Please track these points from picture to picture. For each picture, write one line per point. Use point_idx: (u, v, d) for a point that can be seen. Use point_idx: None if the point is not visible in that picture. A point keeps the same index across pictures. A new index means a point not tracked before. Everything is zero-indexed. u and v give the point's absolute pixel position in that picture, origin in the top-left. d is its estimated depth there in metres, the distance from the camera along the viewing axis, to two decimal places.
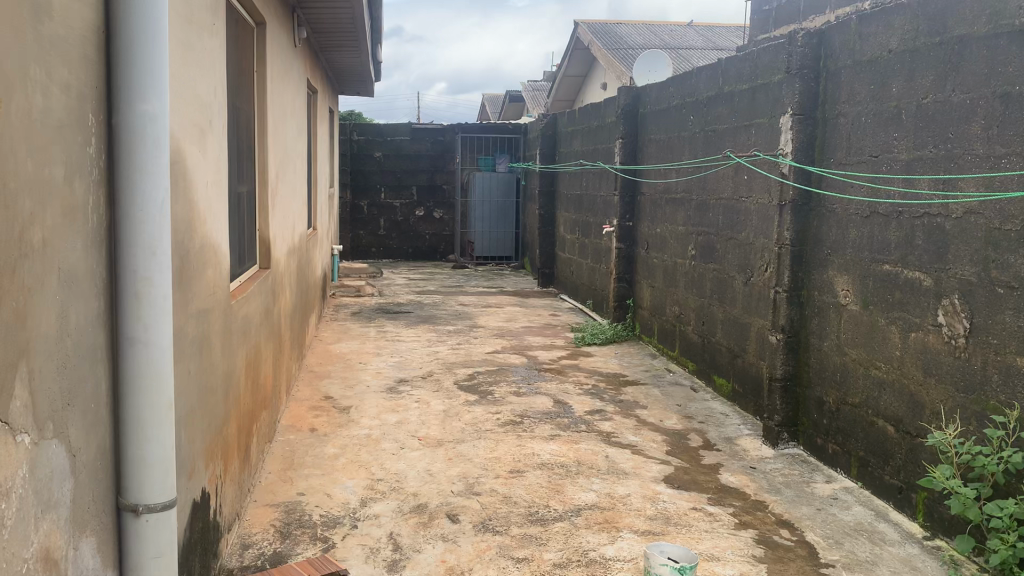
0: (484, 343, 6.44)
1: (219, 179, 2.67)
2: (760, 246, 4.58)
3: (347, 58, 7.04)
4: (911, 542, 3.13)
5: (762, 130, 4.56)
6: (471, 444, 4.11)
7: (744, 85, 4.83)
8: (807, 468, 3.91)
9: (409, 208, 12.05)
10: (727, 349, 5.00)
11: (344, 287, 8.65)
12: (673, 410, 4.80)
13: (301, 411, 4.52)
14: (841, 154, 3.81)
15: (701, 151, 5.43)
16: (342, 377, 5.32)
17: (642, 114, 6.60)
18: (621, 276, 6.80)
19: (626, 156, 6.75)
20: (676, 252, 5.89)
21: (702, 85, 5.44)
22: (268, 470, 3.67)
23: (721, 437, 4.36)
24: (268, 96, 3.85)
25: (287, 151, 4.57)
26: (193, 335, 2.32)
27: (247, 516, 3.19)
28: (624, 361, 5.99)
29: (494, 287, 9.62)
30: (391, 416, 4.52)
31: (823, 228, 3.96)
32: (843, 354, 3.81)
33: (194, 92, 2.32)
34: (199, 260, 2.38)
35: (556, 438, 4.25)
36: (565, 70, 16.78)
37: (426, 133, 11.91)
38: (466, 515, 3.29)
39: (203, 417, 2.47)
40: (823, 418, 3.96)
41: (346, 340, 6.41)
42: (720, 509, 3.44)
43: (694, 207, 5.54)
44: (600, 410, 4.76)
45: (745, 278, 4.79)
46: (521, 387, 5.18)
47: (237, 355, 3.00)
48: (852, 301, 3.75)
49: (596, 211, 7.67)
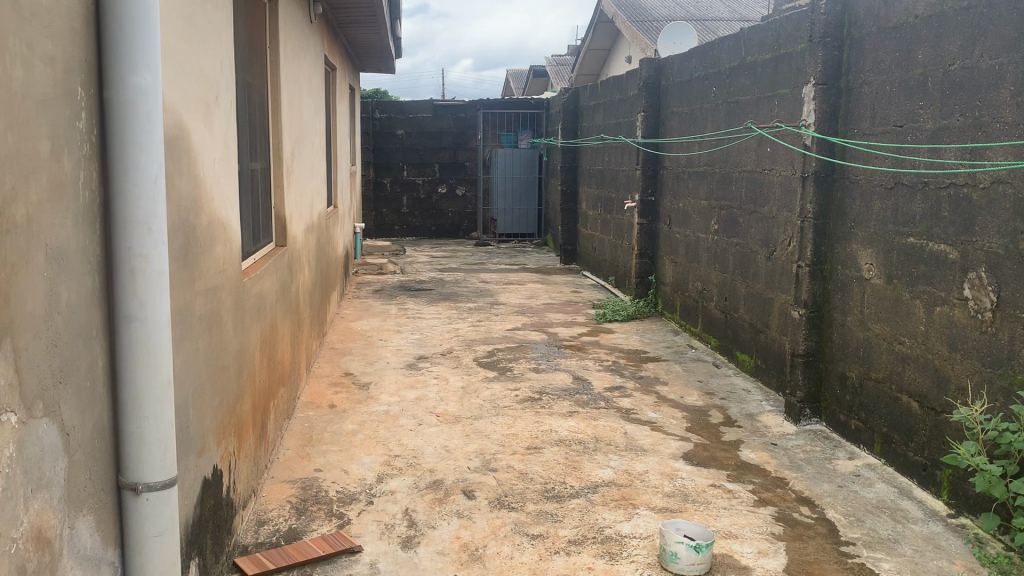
0: (505, 319, 6.41)
1: (228, 157, 2.66)
2: (783, 219, 4.50)
3: (366, 33, 6.99)
4: (935, 520, 3.07)
5: (785, 101, 4.45)
6: (489, 421, 4.10)
7: (767, 54, 4.71)
8: (829, 444, 3.85)
9: (431, 185, 12.01)
10: (750, 325, 4.93)
11: (367, 265, 8.65)
12: (694, 386, 4.75)
13: (321, 388, 4.53)
14: (865, 124, 3.71)
15: (724, 123, 5.33)
16: (362, 354, 5.32)
17: (664, 86, 6.49)
18: (643, 252, 6.73)
19: (648, 130, 6.64)
20: (698, 226, 5.80)
21: (725, 56, 5.32)
22: (286, 446, 3.68)
23: (742, 413, 4.31)
24: (282, 71, 3.82)
25: (303, 128, 4.55)
26: (202, 313, 2.32)
27: (263, 493, 3.20)
28: (646, 337, 5.93)
29: (517, 263, 9.59)
30: (410, 392, 4.52)
31: (848, 200, 3.86)
32: (867, 329, 3.73)
33: (198, 67, 2.29)
34: (208, 238, 2.38)
35: (574, 415, 4.22)
36: (588, 43, 16.61)
37: (448, 110, 11.83)
38: (482, 491, 3.28)
39: (214, 394, 2.47)
40: (846, 394, 3.89)
41: (368, 317, 6.41)
42: (739, 486, 3.40)
43: (717, 181, 5.44)
44: (620, 386, 4.72)
45: (768, 252, 4.70)
46: (541, 364, 5.16)
47: (250, 332, 2.99)
48: (875, 275, 3.66)
49: (618, 186, 7.59)
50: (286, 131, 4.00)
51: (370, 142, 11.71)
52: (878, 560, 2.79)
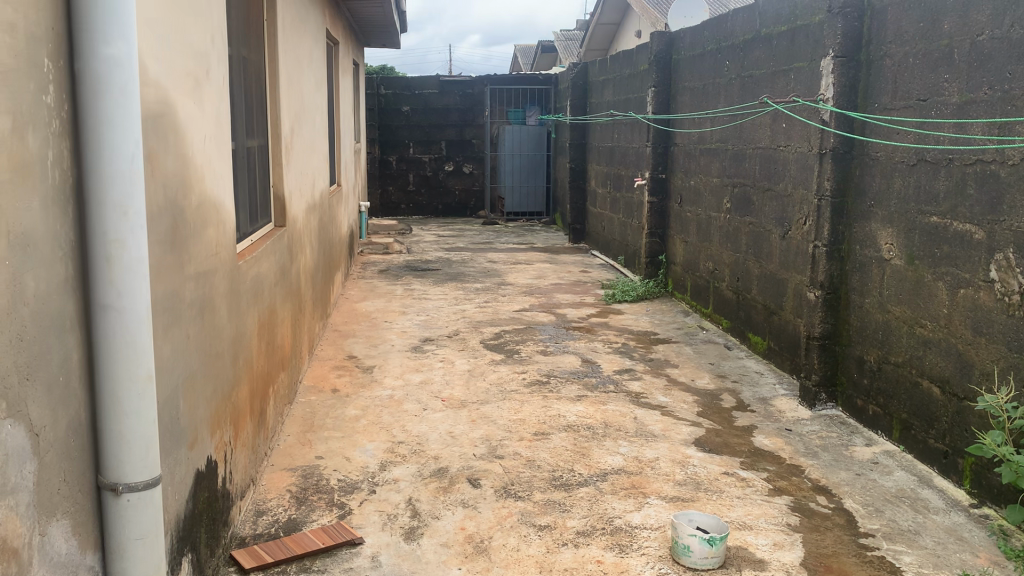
0: (513, 300, 6.30)
1: (220, 135, 2.54)
2: (798, 198, 4.36)
3: (370, 7, 6.84)
4: (957, 510, 2.97)
5: (802, 75, 4.30)
6: (496, 406, 3.99)
7: (783, 27, 4.55)
8: (846, 430, 3.74)
9: (438, 163, 11.86)
10: (763, 306, 4.81)
11: (372, 244, 8.54)
12: (705, 369, 4.64)
13: (324, 371, 4.44)
14: (887, 98, 3.56)
15: (737, 98, 5.17)
16: (367, 336, 5.22)
17: (676, 60, 6.32)
18: (653, 231, 6.59)
19: (658, 106, 6.49)
20: (710, 205, 5.66)
21: (739, 29, 5.16)
22: (287, 432, 3.59)
23: (755, 397, 4.20)
24: (280, 46, 3.69)
25: (304, 104, 4.42)
26: (193, 299, 2.21)
27: (262, 481, 3.11)
28: (656, 318, 5.82)
29: (525, 242, 9.46)
30: (415, 376, 4.42)
31: (867, 177, 3.72)
32: (886, 312, 3.60)
33: (186, 39, 2.17)
34: (198, 220, 2.27)
35: (583, 399, 4.11)
36: (598, 19, 16.35)
37: (455, 86, 11.65)
38: (488, 479, 3.18)
39: (208, 382, 2.37)
40: (864, 379, 3.77)
41: (373, 298, 6.31)
42: (754, 474, 3.29)
43: (729, 158, 5.30)
44: (630, 369, 4.62)
45: (782, 231, 4.57)
46: (548, 346, 5.05)
47: (248, 316, 2.89)
48: (896, 255, 3.53)
49: (628, 164, 7.44)
50: (285, 107, 3.87)
51: (376, 119, 11.57)
52: (899, 553, 2.68)
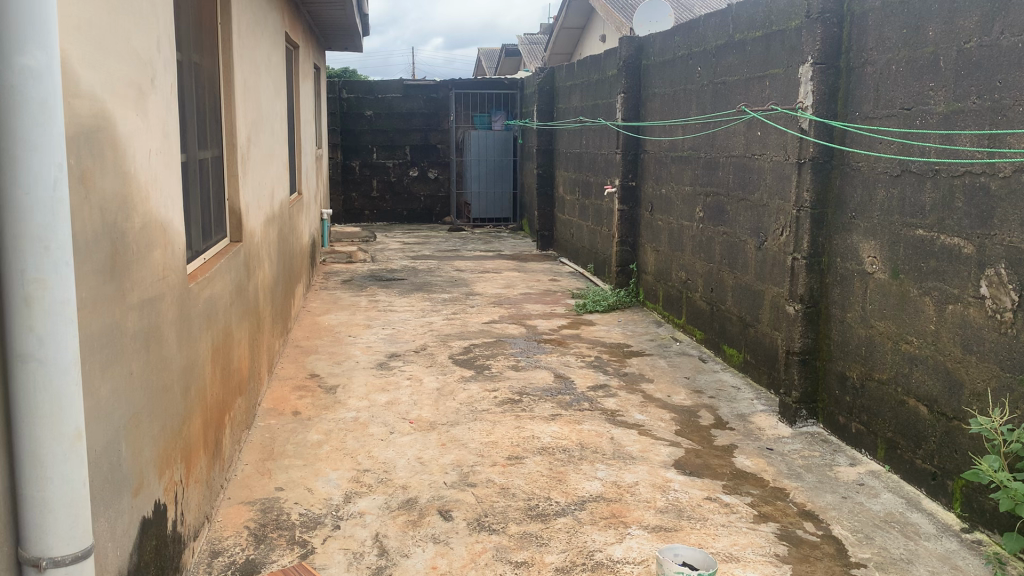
0: (481, 312, 6.12)
1: (169, 150, 2.34)
2: (775, 208, 4.25)
3: (330, 9, 6.64)
4: (948, 536, 2.85)
5: (778, 82, 4.19)
6: (466, 427, 3.82)
7: (758, 32, 4.44)
8: (829, 449, 3.63)
9: (402, 168, 11.64)
10: (739, 319, 4.69)
11: (335, 253, 8.30)
12: (681, 384, 4.50)
13: (284, 392, 4.22)
14: (868, 107, 3.46)
15: (710, 105, 5.05)
16: (330, 352, 5.01)
17: (645, 65, 6.20)
18: (624, 239, 6.46)
19: (628, 112, 6.36)
20: (682, 214, 5.54)
21: (711, 34, 5.05)
22: (244, 461, 3.38)
23: (733, 414, 4.07)
24: (235, 50, 3.48)
25: (261, 111, 4.21)
26: (138, 331, 2.02)
27: (217, 518, 2.90)
28: (629, 329, 5.68)
29: (491, 249, 9.29)
30: (381, 396, 4.22)
31: (848, 188, 3.61)
32: (869, 327, 3.49)
33: (128, 46, 1.98)
34: (142, 243, 2.07)
35: (557, 418, 3.95)
36: (562, 22, 16.26)
37: (419, 90, 11.45)
38: (460, 511, 3.00)
39: (155, 419, 2.17)
40: (846, 395, 3.66)
41: (336, 310, 6.10)
42: (737, 499, 3.15)
43: (702, 165, 5.18)
44: (604, 385, 4.46)
45: (758, 242, 4.46)
46: (519, 361, 4.88)
47: (200, 342, 2.69)
48: (879, 269, 3.42)
49: (596, 170, 7.31)
50: (241, 116, 3.67)
51: (338, 124, 11.32)
52: None
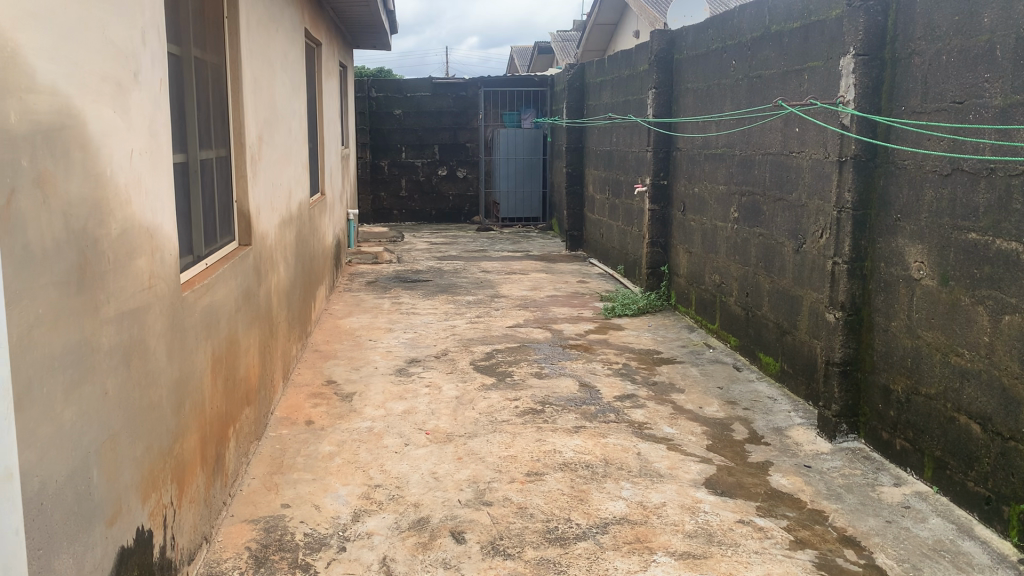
0: (506, 315, 5.94)
1: (157, 150, 2.19)
2: (814, 208, 4.01)
3: (354, 6, 6.50)
4: (1005, 568, 2.61)
5: (817, 75, 3.95)
6: (485, 440, 3.63)
7: (796, 23, 4.20)
8: (871, 466, 3.39)
9: (431, 167, 11.50)
10: (775, 325, 4.45)
11: (361, 253, 8.17)
12: (713, 394, 4.28)
13: (299, 400, 4.07)
14: (916, 101, 3.22)
15: (745, 100, 4.82)
16: (349, 357, 4.86)
17: (678, 59, 5.97)
18: (655, 240, 6.24)
19: (659, 108, 6.14)
20: (716, 214, 5.31)
21: (746, 27, 4.81)
22: (252, 474, 3.23)
23: (769, 428, 3.84)
24: (243, 46, 3.33)
25: (275, 109, 4.06)
26: (115, 346, 1.87)
27: (218, 537, 2.75)
28: (659, 334, 5.46)
29: (520, 250, 9.10)
30: (398, 404, 4.06)
31: (893, 188, 3.37)
32: (916, 337, 3.25)
33: (104, 36, 1.82)
34: (121, 252, 1.91)
35: (581, 431, 3.76)
36: (595, 18, 16.04)
37: (449, 88, 11.30)
38: (473, 533, 2.82)
39: (138, 440, 2.02)
40: (890, 410, 3.42)
41: (358, 313, 5.95)
42: (771, 522, 2.93)
43: (737, 163, 4.94)
44: (632, 395, 4.25)
45: (796, 244, 4.22)
46: (543, 368, 4.69)
47: (198, 353, 2.55)
48: (927, 275, 3.18)
49: (627, 168, 7.09)
50: (251, 114, 3.52)
51: (367, 123, 11.21)
52: None
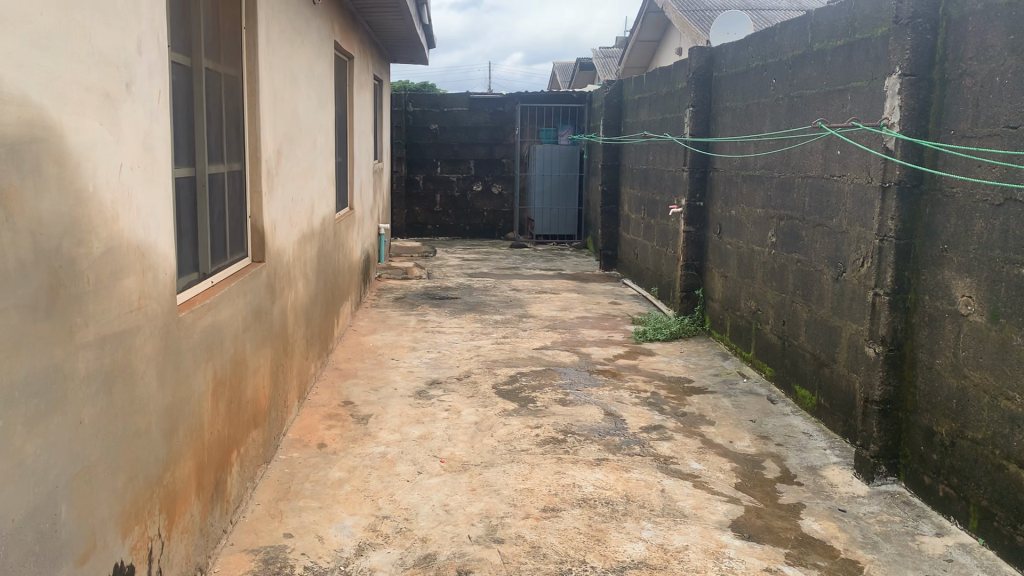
0: (534, 336, 5.78)
1: (153, 164, 2.09)
2: (855, 235, 3.81)
3: (389, 20, 6.44)
4: None
5: (861, 96, 3.76)
6: (501, 470, 3.48)
7: (839, 41, 4.02)
8: (911, 513, 3.17)
9: (466, 183, 11.42)
10: (812, 356, 4.24)
11: (392, 268, 8.07)
12: (745, 428, 4.08)
13: (313, 422, 3.96)
14: (966, 124, 3.02)
15: (785, 121, 4.63)
16: (369, 377, 4.74)
17: (717, 77, 5.80)
18: (689, 263, 6.06)
19: (697, 127, 5.96)
20: (753, 238, 5.11)
21: (788, 44, 4.63)
22: (256, 500, 3.12)
23: (802, 466, 3.63)
24: (261, 58, 3.24)
25: (297, 122, 3.97)
26: (93, 372, 1.76)
27: (214, 568, 2.63)
28: (691, 361, 5.26)
29: (553, 269, 8.95)
30: (414, 429, 3.93)
31: (940, 217, 3.17)
32: (962, 376, 3.03)
33: (89, 44, 1.72)
34: (105, 271, 1.81)
35: (603, 464, 3.59)
36: (637, 35, 15.92)
37: (486, 103, 11.22)
38: (481, 573, 2.67)
39: (119, 472, 1.91)
40: (933, 453, 3.19)
41: (383, 330, 5.85)
42: (801, 572, 2.73)
43: (776, 186, 4.75)
44: (659, 426, 4.07)
45: (836, 273, 4.02)
46: (568, 394, 4.52)
47: (196, 376, 2.44)
48: (976, 311, 2.96)
49: (663, 188, 6.92)
50: (269, 127, 3.42)
51: (403, 137, 11.17)
52: None
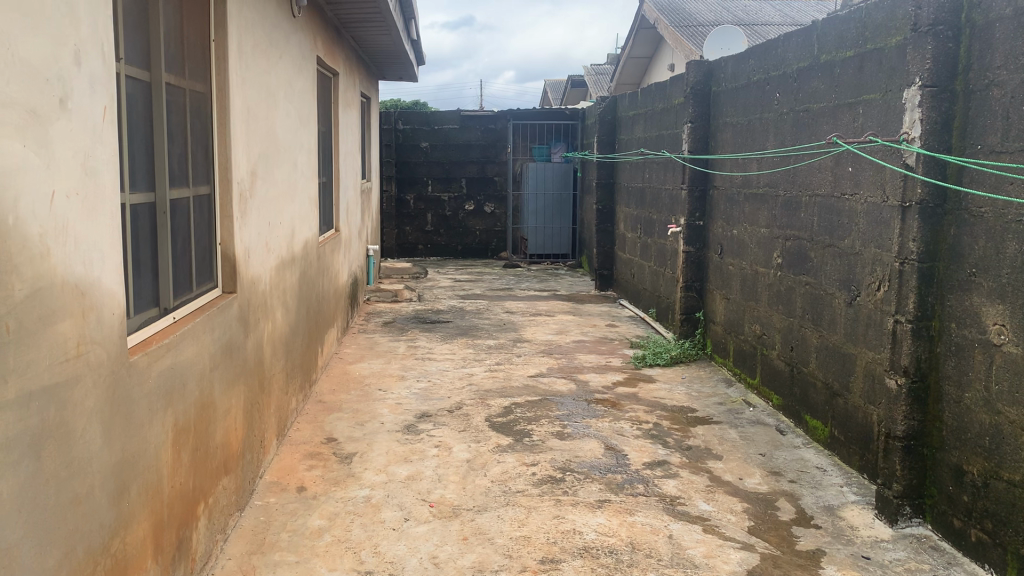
0: (528, 363, 5.52)
1: (97, 188, 1.83)
2: (870, 257, 3.58)
3: (376, 35, 6.21)
4: None
5: (874, 109, 3.54)
6: (495, 516, 3.22)
7: (849, 51, 3.80)
8: (941, 561, 2.91)
9: (457, 202, 11.18)
10: (824, 385, 4.00)
11: (381, 291, 7.80)
12: (755, 462, 3.82)
13: (293, 462, 3.69)
14: (995, 138, 2.79)
15: (790, 137, 4.41)
16: (354, 411, 4.46)
17: (716, 92, 5.59)
18: (689, 284, 5.82)
19: (696, 143, 5.74)
20: (757, 258, 4.88)
21: (792, 56, 4.42)
22: (227, 555, 2.84)
23: (818, 506, 3.38)
24: (233, 71, 3.00)
25: (274, 141, 3.72)
26: (13, 437, 1.49)
27: None
28: (694, 389, 5.01)
29: (547, 289, 8.70)
30: (402, 469, 3.66)
31: (967, 239, 2.94)
32: (995, 411, 2.78)
33: (7, 52, 1.47)
34: (31, 316, 1.55)
35: (605, 506, 3.32)
36: (629, 51, 15.78)
37: (477, 121, 11.00)
38: None
39: (51, 548, 1.63)
40: (963, 494, 2.94)
41: (370, 358, 5.58)
42: None
43: (781, 204, 4.52)
44: (663, 462, 3.81)
45: (849, 297, 3.78)
46: (566, 427, 4.26)
47: (151, 425, 2.17)
48: (1009, 341, 2.72)
49: (660, 206, 6.70)
50: (242, 146, 3.18)
51: (393, 155, 10.94)
52: None
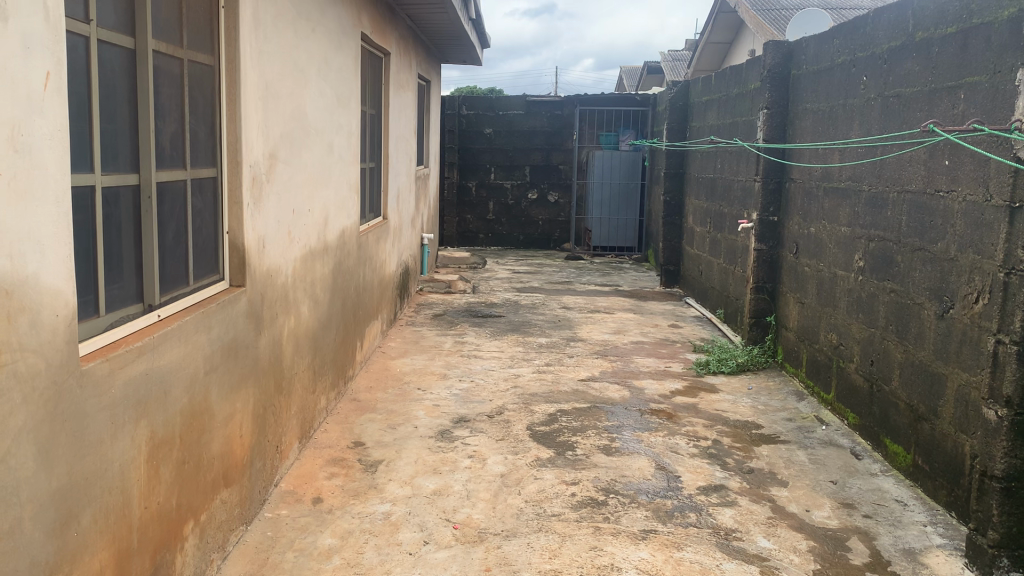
0: (581, 365, 5.15)
1: (32, 165, 1.55)
2: (968, 264, 3.11)
3: (432, 14, 5.91)
4: None
5: (979, 93, 3.07)
6: (524, 543, 2.88)
7: (951, 28, 3.32)
8: None
9: (521, 190, 10.83)
10: (908, 407, 3.53)
11: (434, 281, 7.52)
12: (825, 491, 3.39)
13: (314, 469, 3.42)
14: None
15: (878, 125, 3.92)
16: (388, 412, 4.18)
17: (796, 76, 5.11)
18: (761, 285, 5.36)
19: (772, 132, 5.27)
20: (836, 260, 4.40)
21: (883, 35, 3.94)
22: None
23: (896, 549, 2.94)
24: (244, 41, 2.71)
25: (302, 119, 3.43)
26: None
27: None
28: (761, 401, 4.58)
29: (609, 284, 8.29)
30: (430, 481, 3.36)
31: None
32: None
33: None
34: None
35: (650, 538, 2.95)
36: (707, 36, 15.18)
37: (544, 106, 10.62)
38: None
39: None
40: None
41: (414, 353, 5.30)
42: None
43: (865, 201, 4.05)
44: (720, 487, 3.41)
45: (940, 309, 3.31)
46: (615, 440, 3.89)
47: (117, 440, 1.91)
48: None
49: (731, 200, 6.24)
50: (258, 125, 2.89)
51: (456, 142, 10.67)
52: None
